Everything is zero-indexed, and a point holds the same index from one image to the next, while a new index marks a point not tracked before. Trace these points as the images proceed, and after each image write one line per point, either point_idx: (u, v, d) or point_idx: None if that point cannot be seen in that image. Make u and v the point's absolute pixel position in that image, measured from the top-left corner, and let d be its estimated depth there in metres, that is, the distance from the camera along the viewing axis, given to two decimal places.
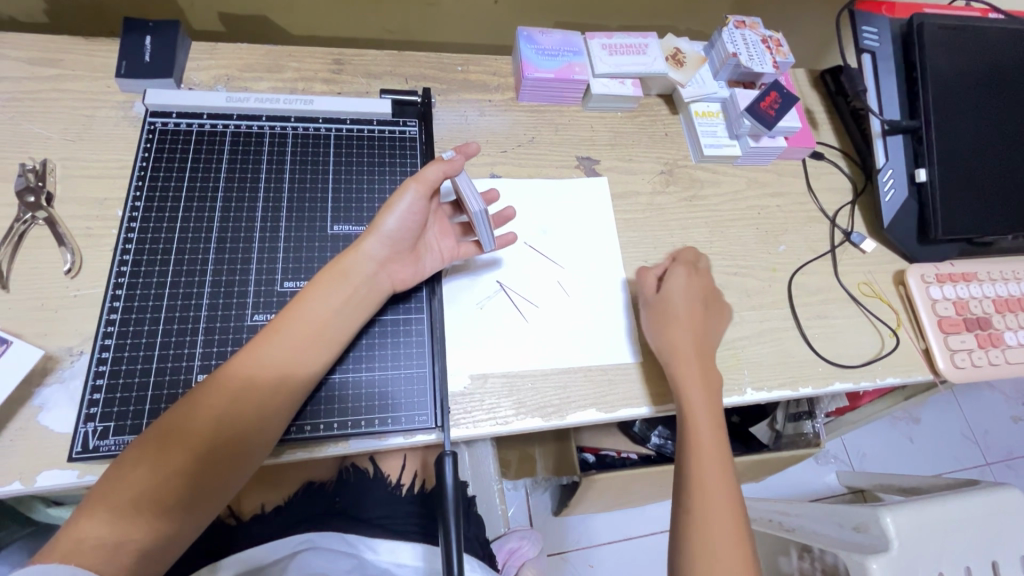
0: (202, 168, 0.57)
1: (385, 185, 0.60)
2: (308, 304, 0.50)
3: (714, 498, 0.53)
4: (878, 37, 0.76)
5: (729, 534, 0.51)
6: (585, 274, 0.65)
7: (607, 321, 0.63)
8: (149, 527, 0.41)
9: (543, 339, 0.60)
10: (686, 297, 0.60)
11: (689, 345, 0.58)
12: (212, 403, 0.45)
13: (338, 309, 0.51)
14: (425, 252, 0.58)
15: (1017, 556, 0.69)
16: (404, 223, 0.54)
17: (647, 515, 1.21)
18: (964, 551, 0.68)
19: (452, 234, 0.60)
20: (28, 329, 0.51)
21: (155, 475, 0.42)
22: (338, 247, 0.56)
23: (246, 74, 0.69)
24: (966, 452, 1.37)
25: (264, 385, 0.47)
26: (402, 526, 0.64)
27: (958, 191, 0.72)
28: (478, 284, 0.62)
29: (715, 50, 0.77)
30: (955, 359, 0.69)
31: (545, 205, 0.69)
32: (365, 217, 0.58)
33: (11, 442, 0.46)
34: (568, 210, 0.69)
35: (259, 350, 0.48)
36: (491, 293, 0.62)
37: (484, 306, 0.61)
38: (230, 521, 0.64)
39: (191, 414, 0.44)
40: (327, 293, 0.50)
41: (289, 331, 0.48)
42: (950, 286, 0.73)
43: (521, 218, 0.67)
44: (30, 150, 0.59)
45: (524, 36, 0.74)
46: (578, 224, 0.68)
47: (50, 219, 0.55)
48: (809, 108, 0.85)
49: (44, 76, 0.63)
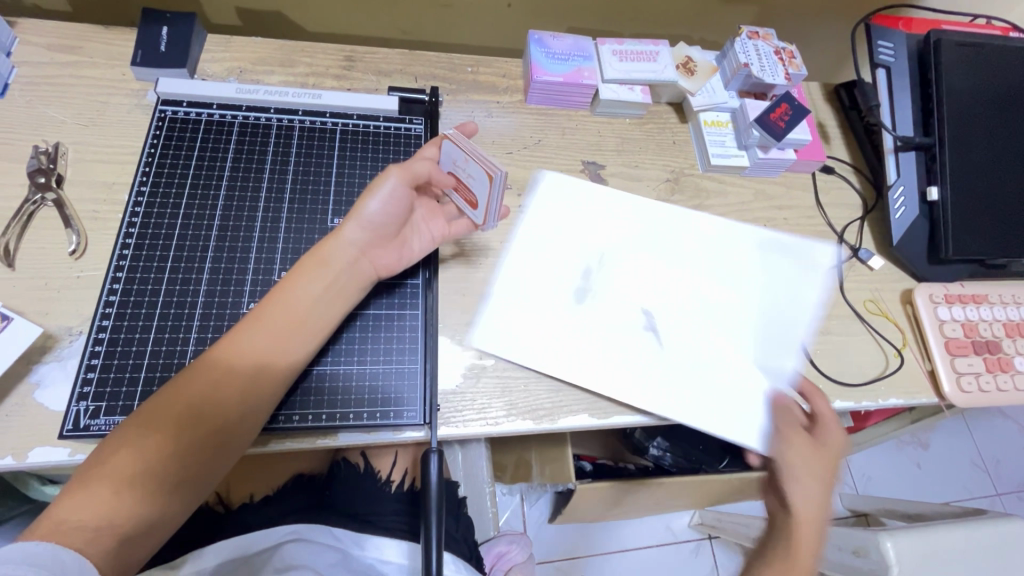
0: (208, 157, 0.58)
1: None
2: (290, 288, 0.50)
3: None
4: (894, 52, 0.75)
5: None
6: (658, 307, 0.63)
7: (664, 353, 0.60)
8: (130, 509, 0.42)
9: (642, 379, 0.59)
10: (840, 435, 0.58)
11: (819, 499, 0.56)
12: (193, 387, 0.45)
13: (321, 296, 0.51)
14: (411, 235, 0.58)
15: None
16: (385, 206, 0.54)
17: (644, 529, 1.20)
18: None
19: (440, 215, 0.60)
20: (29, 308, 0.52)
21: (140, 458, 0.43)
22: None
23: (258, 68, 0.70)
24: (976, 481, 1.33)
25: (246, 369, 0.47)
26: (389, 523, 0.64)
27: (971, 210, 0.71)
28: (630, 307, 0.62)
29: (726, 60, 0.77)
30: (961, 383, 0.67)
31: (615, 224, 0.67)
32: None
33: (5, 417, 0.47)
34: (637, 237, 0.67)
35: (242, 336, 0.48)
36: (567, 328, 0.60)
37: (583, 337, 0.60)
38: (219, 508, 0.65)
39: (174, 399, 0.45)
40: (310, 280, 0.50)
41: (271, 318, 0.49)
42: (958, 307, 0.71)
43: (552, 229, 0.66)
44: (45, 133, 0.60)
45: (535, 39, 0.74)
46: (654, 253, 0.66)
47: (59, 201, 0.56)
48: (821, 121, 0.84)
49: (61, 62, 0.64)
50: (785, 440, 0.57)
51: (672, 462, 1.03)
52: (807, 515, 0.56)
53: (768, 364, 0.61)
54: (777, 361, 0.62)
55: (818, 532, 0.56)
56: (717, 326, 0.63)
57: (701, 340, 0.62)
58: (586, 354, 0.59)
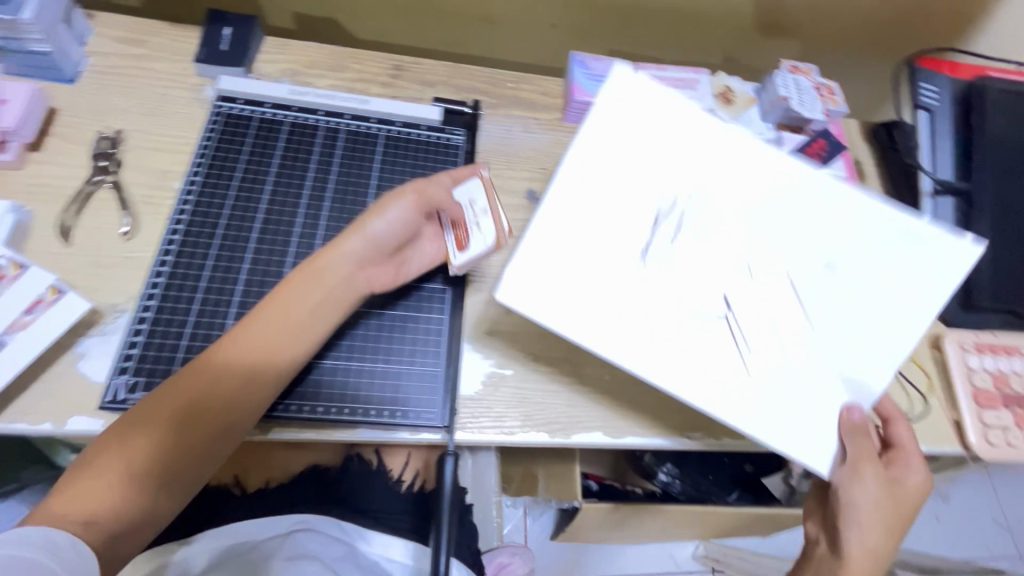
0: (257, 152, 0.61)
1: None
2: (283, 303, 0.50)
3: None
4: (938, 96, 0.75)
5: None
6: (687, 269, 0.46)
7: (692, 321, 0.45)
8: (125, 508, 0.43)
9: (722, 384, 0.44)
10: (918, 462, 0.53)
11: (880, 517, 0.50)
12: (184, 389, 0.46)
13: (315, 307, 0.51)
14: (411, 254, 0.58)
15: None
16: (390, 227, 0.53)
17: (647, 555, 1.18)
18: None
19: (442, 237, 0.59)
20: (81, 283, 0.55)
21: (135, 457, 0.44)
22: None
23: (310, 71, 0.73)
24: (997, 540, 1.28)
25: (236, 376, 0.48)
26: (396, 522, 0.65)
27: (1010, 261, 0.69)
28: (779, 274, 0.48)
29: (765, 92, 0.77)
30: (988, 434, 0.66)
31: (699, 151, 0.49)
32: None
33: (50, 385, 0.50)
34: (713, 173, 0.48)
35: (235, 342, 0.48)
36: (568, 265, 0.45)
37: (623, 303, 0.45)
38: (236, 491, 0.67)
39: (166, 401, 0.46)
40: (304, 292, 0.50)
41: (261, 326, 0.49)
42: (989, 357, 0.70)
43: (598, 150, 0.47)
44: (109, 119, 0.64)
45: (576, 60, 0.74)
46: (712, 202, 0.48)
47: (116, 184, 0.60)
48: (858, 159, 0.81)
49: (129, 54, 0.68)
50: (855, 467, 0.47)
51: (681, 490, 1.01)
52: (863, 526, 0.50)
53: (853, 377, 0.46)
54: (865, 372, 0.47)
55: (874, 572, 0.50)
56: (806, 306, 0.47)
57: (756, 317, 0.46)
58: (647, 343, 0.44)
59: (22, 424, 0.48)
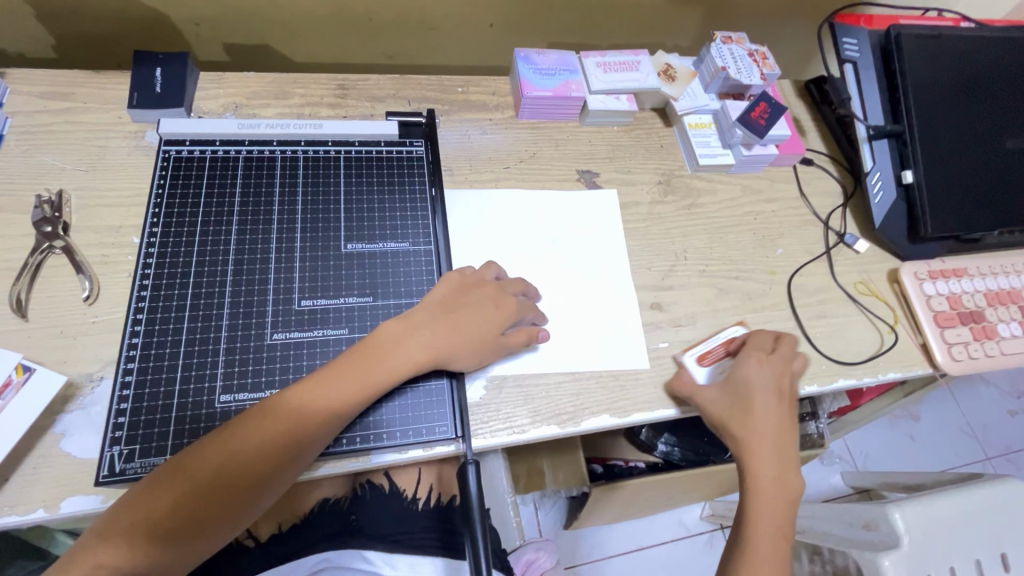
0: (216, 193, 0.60)
1: (392, 205, 0.64)
2: (388, 332, 0.53)
3: (769, 516, 0.57)
4: (859, 48, 0.79)
5: (780, 534, 0.57)
6: None
7: None
8: (151, 553, 0.43)
9: (16, 493, 0.47)
10: (487, 321, 0.56)
11: (496, 313, 0.57)
12: (219, 444, 0.46)
13: (296, 426, 0.48)
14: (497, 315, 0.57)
15: (998, 556, 0.75)
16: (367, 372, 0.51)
17: (657, 525, 1.23)
18: (953, 550, 0.74)
19: None
20: (47, 357, 0.52)
21: (166, 513, 0.44)
22: (352, 265, 0.59)
23: (254, 102, 0.70)
24: (966, 447, 1.44)
25: (202, 486, 0.45)
26: (419, 540, 0.63)
27: (944, 188, 0.76)
28: None
29: (704, 65, 0.80)
30: (953, 352, 0.71)
31: None
32: (375, 236, 0.62)
33: (34, 470, 0.48)
34: None
35: (252, 427, 0.47)
36: None
37: None
38: (248, 542, 0.64)
39: (230, 441, 0.46)
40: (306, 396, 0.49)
41: (328, 379, 0.50)
42: (942, 282, 0.75)
43: None
44: (47, 182, 0.60)
45: (522, 57, 0.76)
46: None
47: (67, 247, 0.57)
48: (796, 116, 0.88)
49: (55, 110, 0.64)
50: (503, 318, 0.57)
51: (682, 456, 1.06)
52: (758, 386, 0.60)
53: None
54: None
55: (781, 503, 0.58)
56: None
57: None
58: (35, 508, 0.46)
59: (11, 517, 0.46)
